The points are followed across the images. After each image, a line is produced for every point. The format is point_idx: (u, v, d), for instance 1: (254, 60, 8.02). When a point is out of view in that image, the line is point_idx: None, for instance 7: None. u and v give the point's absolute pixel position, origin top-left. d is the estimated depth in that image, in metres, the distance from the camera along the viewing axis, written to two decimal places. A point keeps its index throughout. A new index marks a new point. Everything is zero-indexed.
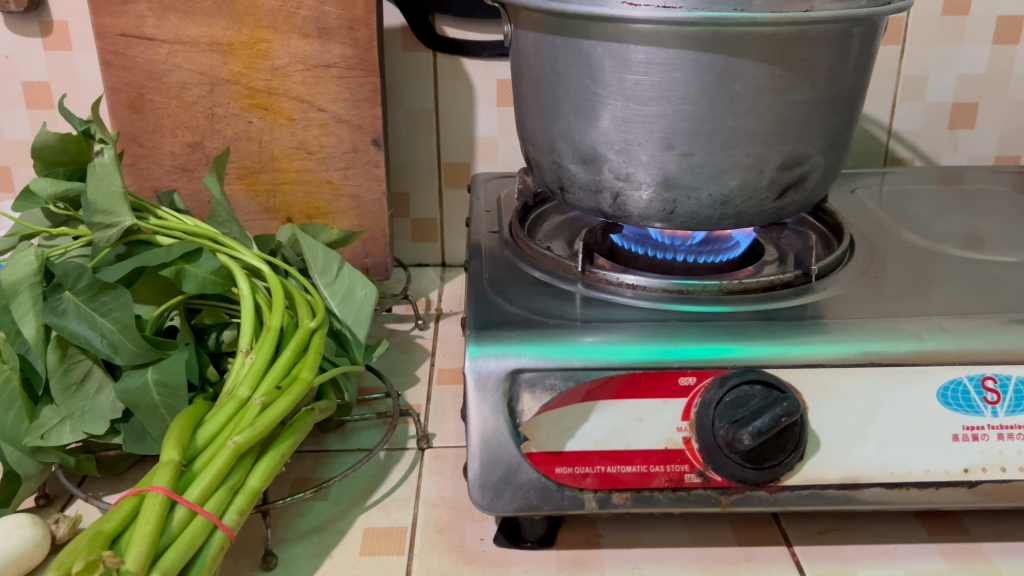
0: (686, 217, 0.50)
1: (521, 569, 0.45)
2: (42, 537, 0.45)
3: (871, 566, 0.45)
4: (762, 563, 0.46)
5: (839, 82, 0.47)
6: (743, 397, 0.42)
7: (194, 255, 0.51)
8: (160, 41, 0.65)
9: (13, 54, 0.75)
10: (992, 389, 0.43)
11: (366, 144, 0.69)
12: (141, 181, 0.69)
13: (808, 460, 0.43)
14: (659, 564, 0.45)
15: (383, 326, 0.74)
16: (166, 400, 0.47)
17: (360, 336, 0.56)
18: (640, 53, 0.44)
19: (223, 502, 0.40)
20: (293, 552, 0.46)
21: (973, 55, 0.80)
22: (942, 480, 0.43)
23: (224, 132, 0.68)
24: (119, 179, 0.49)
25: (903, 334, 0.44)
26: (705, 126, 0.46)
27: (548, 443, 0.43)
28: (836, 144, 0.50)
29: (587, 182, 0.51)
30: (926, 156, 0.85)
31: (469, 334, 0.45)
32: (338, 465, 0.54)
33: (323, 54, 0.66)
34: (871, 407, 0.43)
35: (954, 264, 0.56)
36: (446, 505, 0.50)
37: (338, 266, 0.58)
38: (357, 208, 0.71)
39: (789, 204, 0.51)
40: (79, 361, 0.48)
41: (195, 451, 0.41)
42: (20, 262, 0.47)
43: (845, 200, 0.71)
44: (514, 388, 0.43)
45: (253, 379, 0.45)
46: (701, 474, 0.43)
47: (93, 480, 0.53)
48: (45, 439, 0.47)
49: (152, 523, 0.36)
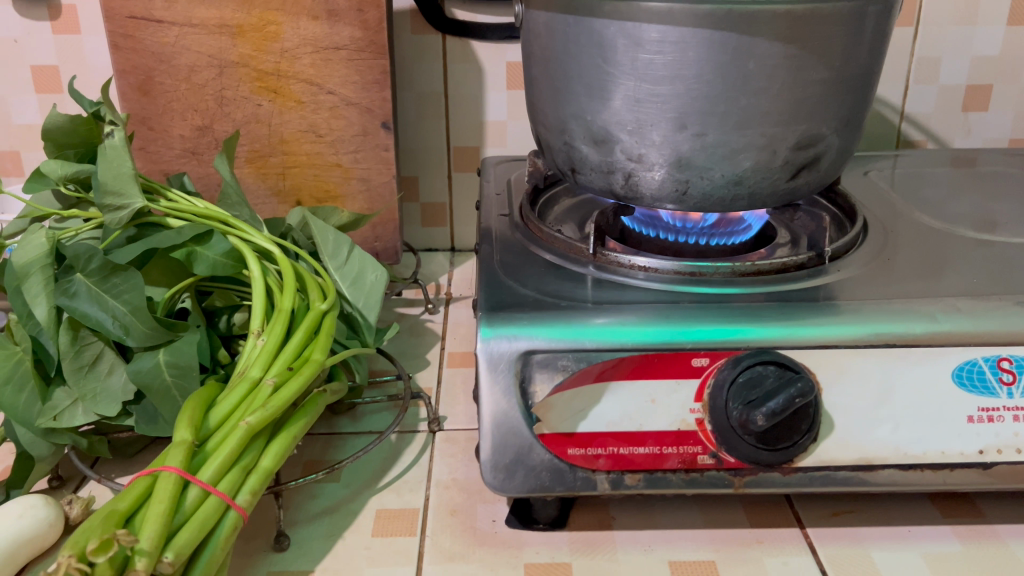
0: (699, 197, 0.49)
1: (534, 550, 0.45)
2: (56, 518, 0.45)
3: (884, 548, 0.45)
4: (774, 545, 0.45)
5: (853, 61, 0.46)
6: (757, 376, 0.41)
7: (205, 238, 0.51)
8: (169, 23, 0.64)
9: (22, 38, 0.75)
10: (1008, 370, 0.43)
11: (376, 127, 0.69)
12: (151, 165, 0.69)
13: (822, 442, 0.43)
14: (672, 545, 0.45)
15: (393, 311, 0.74)
16: (177, 381, 0.47)
17: (371, 319, 0.56)
18: (653, 32, 0.44)
19: (236, 482, 0.40)
20: (305, 533, 0.47)
21: (987, 37, 0.79)
22: (957, 462, 0.43)
23: (233, 116, 0.68)
24: (130, 160, 0.49)
25: (917, 315, 0.44)
26: (718, 106, 0.45)
27: (560, 425, 0.43)
28: (850, 123, 0.50)
29: (599, 162, 0.51)
30: (939, 139, 0.84)
31: (481, 315, 0.45)
32: (349, 447, 0.54)
33: (332, 36, 0.65)
34: (885, 388, 0.43)
35: (968, 246, 0.55)
36: (457, 487, 0.50)
37: (348, 250, 0.57)
38: (367, 192, 0.71)
39: (802, 184, 0.50)
40: (90, 343, 0.48)
41: (207, 431, 0.41)
42: (30, 245, 0.48)
43: (858, 183, 0.70)
44: (526, 369, 0.43)
45: (265, 360, 0.45)
46: (714, 455, 0.43)
47: (106, 462, 0.53)
48: (58, 421, 0.47)
49: (166, 502, 0.36)
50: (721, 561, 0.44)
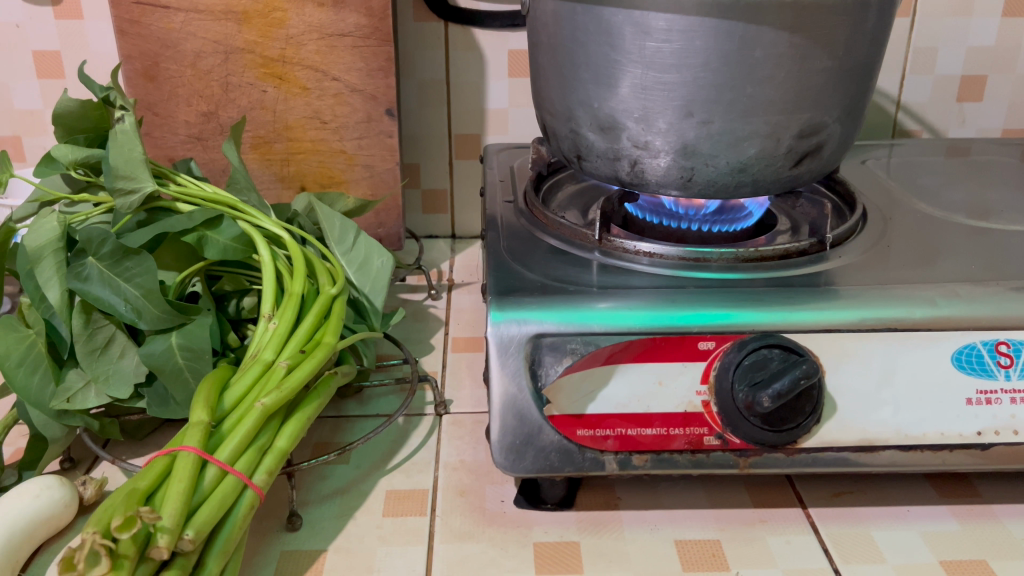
0: (704, 184, 0.50)
1: (542, 529, 0.46)
2: (71, 498, 0.46)
3: (884, 527, 0.46)
4: (778, 524, 0.46)
5: (857, 50, 0.47)
6: (763, 360, 0.42)
7: (216, 222, 0.51)
8: (175, 9, 0.65)
9: (25, 23, 0.75)
10: (1006, 354, 0.44)
11: (380, 114, 0.69)
12: (156, 150, 0.70)
13: (825, 423, 0.44)
14: (678, 525, 0.46)
15: (397, 296, 0.75)
16: (190, 364, 0.48)
17: (377, 304, 0.57)
18: (661, 20, 0.44)
19: (253, 462, 0.41)
20: (317, 513, 0.47)
21: (982, 28, 0.80)
22: (956, 443, 0.44)
23: (238, 102, 0.68)
24: (141, 145, 0.50)
25: (918, 300, 0.45)
26: (724, 94, 0.46)
27: (570, 407, 0.44)
28: (853, 111, 0.51)
29: (605, 150, 0.52)
30: (934, 129, 0.85)
31: (490, 299, 0.46)
32: (358, 430, 0.54)
33: (338, 23, 0.66)
34: (886, 369, 0.44)
35: (964, 233, 0.56)
36: (466, 468, 0.51)
37: (354, 235, 0.58)
38: (370, 178, 0.72)
39: (805, 172, 0.51)
40: (103, 326, 0.49)
41: (223, 412, 0.42)
42: (42, 228, 0.48)
43: (855, 171, 0.71)
44: (537, 353, 0.44)
45: (277, 343, 0.46)
46: (720, 437, 0.44)
47: (116, 444, 0.54)
48: (71, 403, 0.48)
49: (186, 481, 0.37)
50: (726, 540, 0.45)
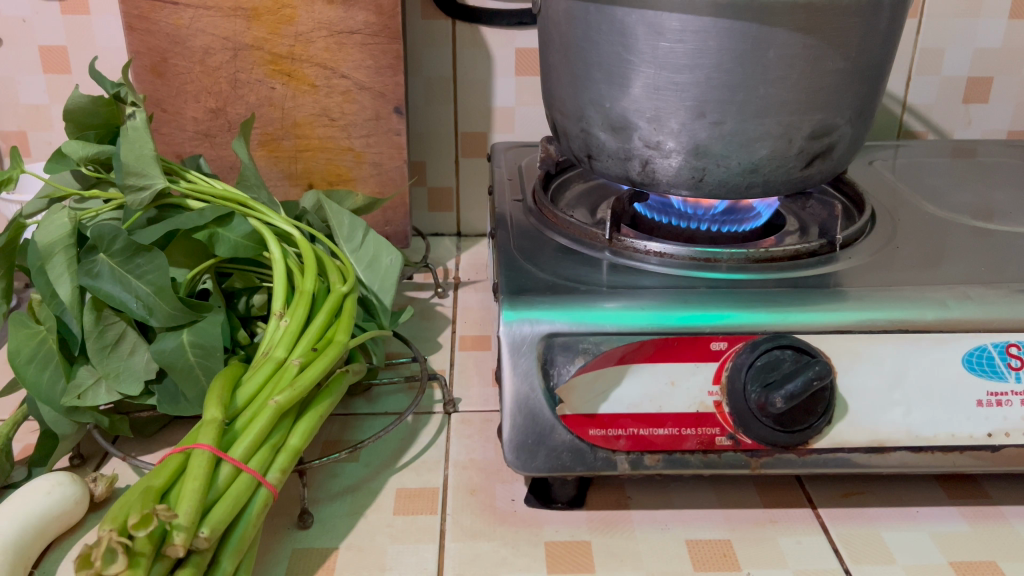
0: (715, 184, 0.50)
1: (553, 528, 0.46)
2: (82, 495, 0.45)
3: (894, 528, 0.46)
4: (788, 524, 0.47)
5: (869, 51, 0.47)
6: (775, 360, 0.42)
7: (226, 219, 0.51)
8: (184, 5, 0.64)
9: (31, 18, 0.75)
10: (1016, 356, 0.44)
11: (388, 112, 0.69)
12: (164, 146, 0.70)
13: (837, 424, 0.44)
14: (688, 525, 0.46)
15: (404, 294, 0.75)
16: (201, 361, 0.48)
17: (386, 302, 0.57)
18: (674, 21, 0.44)
19: (266, 460, 0.41)
20: (328, 511, 0.47)
21: (989, 29, 0.80)
22: (967, 444, 0.44)
23: (246, 98, 0.68)
24: (151, 142, 0.49)
25: (929, 302, 0.45)
26: (737, 95, 0.46)
27: (582, 406, 0.44)
28: (864, 113, 0.51)
29: (616, 150, 0.52)
30: (939, 130, 0.85)
31: (503, 299, 0.46)
32: (367, 428, 0.55)
33: (347, 20, 0.66)
34: (897, 370, 0.44)
35: (971, 235, 0.56)
36: (475, 467, 0.51)
37: (363, 233, 0.58)
38: (378, 175, 0.72)
39: (816, 173, 0.51)
40: (113, 323, 0.48)
41: (236, 410, 0.42)
42: (53, 224, 0.48)
43: (862, 172, 0.71)
44: (549, 352, 0.44)
45: (289, 341, 0.46)
46: (732, 437, 0.44)
47: (125, 440, 0.54)
48: (82, 399, 0.48)
49: (201, 479, 0.37)
50: (737, 540, 0.45)
